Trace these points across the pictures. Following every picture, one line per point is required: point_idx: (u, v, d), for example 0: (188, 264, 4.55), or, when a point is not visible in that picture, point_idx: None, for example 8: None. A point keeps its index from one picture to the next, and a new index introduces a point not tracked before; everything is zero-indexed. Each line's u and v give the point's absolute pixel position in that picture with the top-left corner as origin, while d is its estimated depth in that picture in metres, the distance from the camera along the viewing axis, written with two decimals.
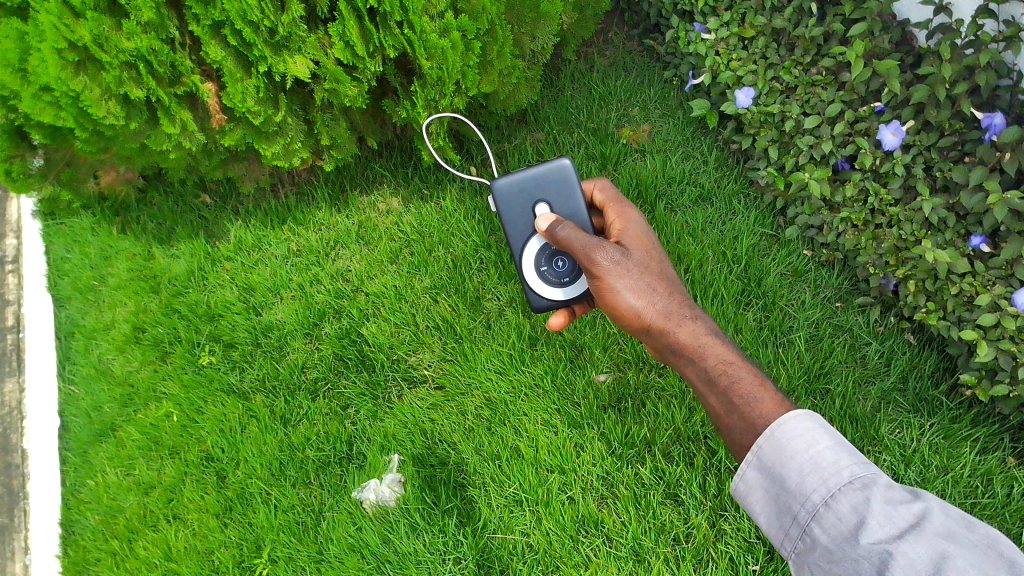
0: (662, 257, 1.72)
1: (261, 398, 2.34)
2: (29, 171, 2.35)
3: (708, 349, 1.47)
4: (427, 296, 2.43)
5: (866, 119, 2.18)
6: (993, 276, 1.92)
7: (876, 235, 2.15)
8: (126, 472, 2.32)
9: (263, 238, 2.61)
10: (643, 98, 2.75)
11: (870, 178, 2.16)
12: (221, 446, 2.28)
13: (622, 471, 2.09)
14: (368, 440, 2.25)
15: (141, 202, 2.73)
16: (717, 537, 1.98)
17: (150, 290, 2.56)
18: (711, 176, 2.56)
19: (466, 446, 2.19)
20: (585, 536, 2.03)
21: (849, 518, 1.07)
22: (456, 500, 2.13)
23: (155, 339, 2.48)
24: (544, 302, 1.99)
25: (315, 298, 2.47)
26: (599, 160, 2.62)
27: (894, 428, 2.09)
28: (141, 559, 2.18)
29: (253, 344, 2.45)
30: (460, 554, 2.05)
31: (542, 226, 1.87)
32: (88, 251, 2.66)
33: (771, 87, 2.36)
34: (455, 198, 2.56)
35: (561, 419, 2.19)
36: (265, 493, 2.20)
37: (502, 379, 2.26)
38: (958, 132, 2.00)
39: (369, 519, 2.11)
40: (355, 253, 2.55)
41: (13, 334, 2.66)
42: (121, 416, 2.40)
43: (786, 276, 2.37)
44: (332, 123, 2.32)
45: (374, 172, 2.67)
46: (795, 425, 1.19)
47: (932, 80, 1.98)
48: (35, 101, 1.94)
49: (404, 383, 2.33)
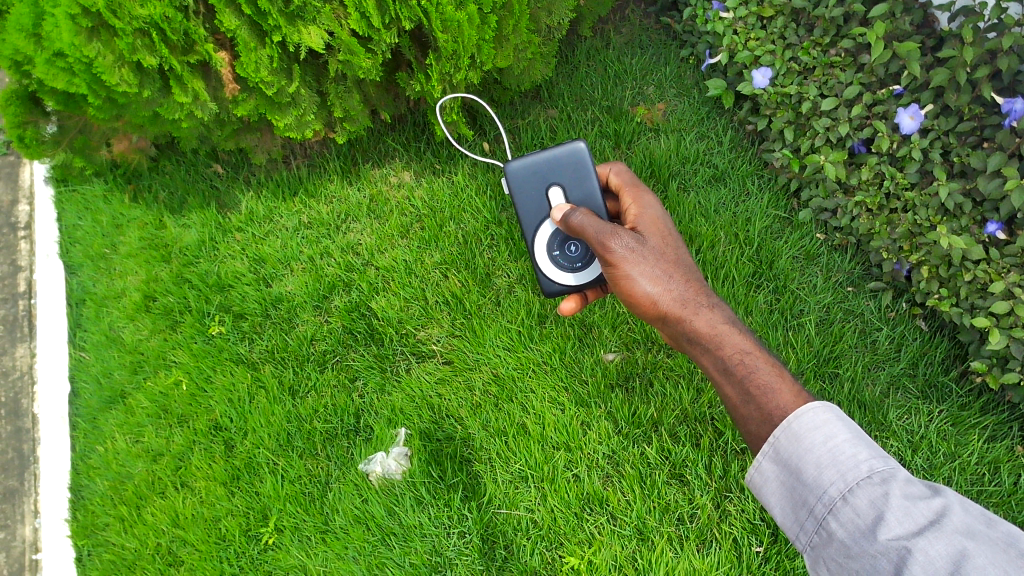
0: (678, 243, 1.70)
1: (270, 369, 2.34)
2: (42, 138, 2.35)
3: (725, 337, 1.46)
4: (437, 271, 2.42)
5: (885, 103, 2.15)
6: (1008, 264, 1.91)
7: (891, 220, 2.13)
8: (135, 439, 2.34)
9: (274, 210, 2.61)
10: (659, 76, 2.72)
11: (886, 161, 2.14)
12: (229, 416, 2.30)
13: (628, 450, 2.10)
14: (376, 414, 2.26)
15: (153, 170, 2.72)
16: (721, 518, 1.99)
17: (161, 259, 2.57)
18: (726, 156, 2.53)
19: (472, 422, 2.19)
20: (590, 514, 2.04)
21: (867, 512, 1.07)
22: (462, 474, 2.14)
23: (165, 307, 2.49)
24: (555, 287, 1.99)
25: (325, 271, 2.47)
26: (613, 139, 2.60)
27: (903, 414, 2.08)
28: (149, 525, 2.20)
29: (263, 315, 2.45)
30: (465, 528, 2.07)
31: (557, 217, 1.86)
32: (99, 218, 2.66)
33: (789, 68, 2.33)
34: (467, 173, 2.55)
35: (569, 397, 2.19)
36: (273, 463, 2.22)
37: (510, 355, 2.26)
38: (978, 117, 1.98)
39: (375, 492, 2.13)
40: (366, 227, 2.54)
41: (26, 300, 2.68)
42: (130, 383, 2.42)
43: (799, 259, 2.35)
44: (346, 95, 2.31)
45: (387, 145, 2.66)
46: (813, 417, 1.18)
47: (954, 64, 1.95)
48: (48, 67, 1.94)
49: (413, 358, 2.34)
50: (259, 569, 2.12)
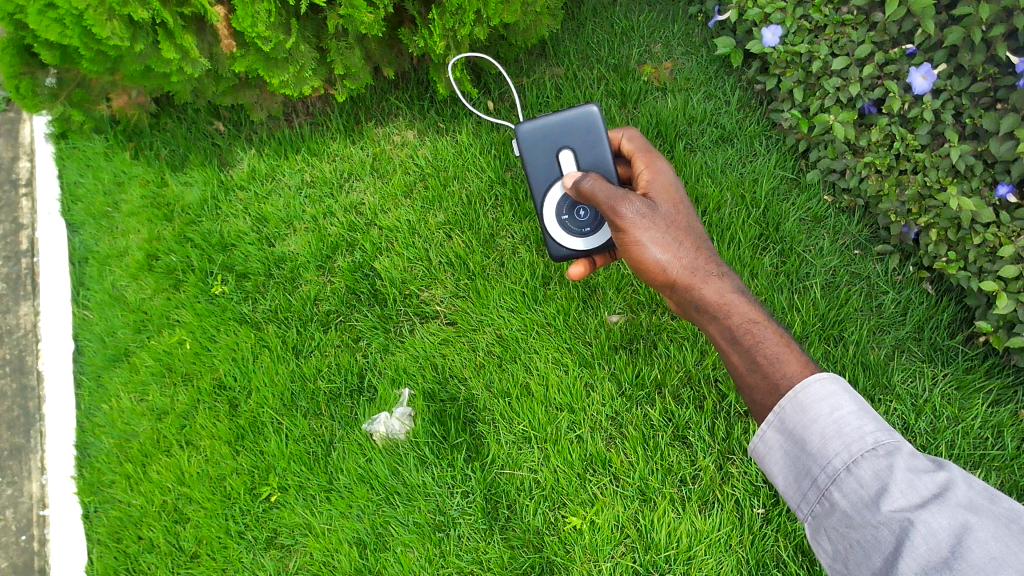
0: (690, 210, 1.69)
1: (273, 329, 2.35)
2: (38, 90, 2.31)
3: (733, 306, 1.45)
4: (441, 231, 2.41)
5: (897, 62, 2.11)
6: (1018, 227, 1.88)
7: (900, 182, 2.10)
8: (140, 398, 2.35)
9: (276, 168, 2.59)
10: (666, 33, 2.67)
11: (897, 123, 2.11)
12: (233, 374, 2.30)
13: (631, 411, 2.10)
14: (379, 373, 2.27)
15: (154, 127, 2.69)
16: (724, 480, 2.00)
17: (163, 218, 2.56)
18: (734, 117, 2.50)
19: (476, 382, 2.20)
20: (593, 475, 2.04)
21: (871, 484, 1.08)
22: (465, 435, 2.15)
23: (168, 267, 2.48)
24: (564, 252, 1.98)
25: (328, 230, 2.46)
26: (618, 98, 2.56)
27: (907, 377, 2.08)
28: (154, 482, 2.23)
29: (266, 275, 2.44)
30: (468, 488, 2.09)
31: (568, 184, 1.85)
32: (101, 175, 2.64)
33: (800, 26, 2.27)
34: (471, 132, 2.52)
35: (573, 358, 2.18)
36: (277, 423, 2.23)
37: (513, 317, 2.25)
38: (992, 78, 1.94)
39: (380, 451, 2.15)
40: (369, 185, 2.52)
41: (28, 257, 2.66)
42: (134, 342, 2.42)
43: (806, 221, 2.33)
44: (347, 51, 2.27)
45: (390, 103, 2.62)
46: (819, 388, 1.17)
47: (968, 22, 1.89)
48: (41, 18, 1.92)
49: (416, 318, 2.33)
50: (264, 527, 2.14)
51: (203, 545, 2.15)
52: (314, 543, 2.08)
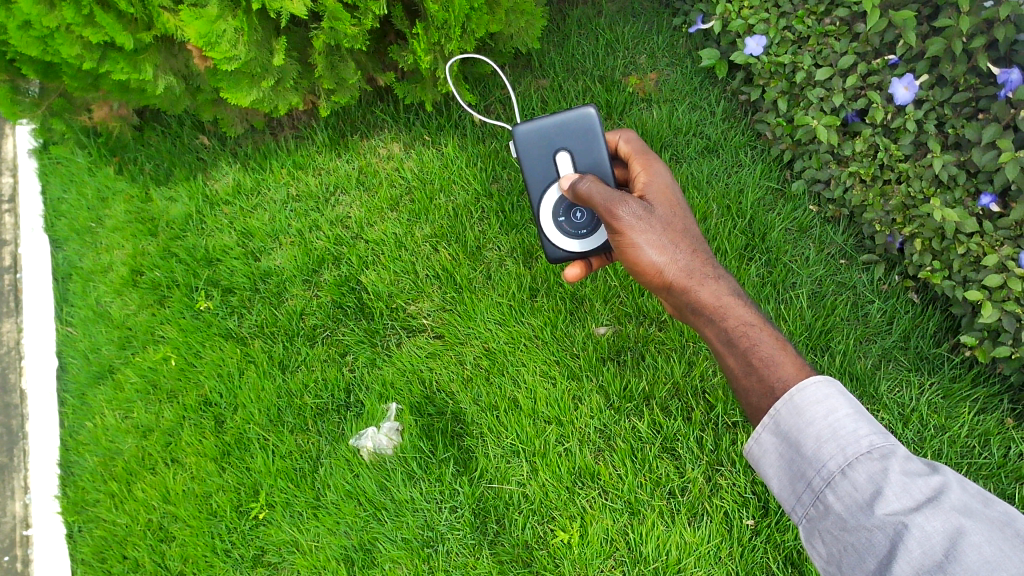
0: (685, 212, 1.69)
1: (259, 344, 2.33)
2: (18, 98, 2.31)
3: (729, 308, 1.45)
4: (427, 244, 2.40)
5: (879, 72, 2.12)
6: (1001, 236, 1.90)
7: (884, 192, 2.12)
8: (125, 415, 2.33)
9: (261, 181, 2.58)
10: (651, 45, 2.68)
11: (880, 133, 2.12)
12: (219, 391, 2.28)
13: (619, 424, 2.10)
14: (366, 388, 2.25)
15: (138, 141, 2.67)
16: (712, 492, 2.00)
17: (148, 233, 2.54)
18: (719, 127, 2.51)
19: (464, 396, 2.18)
20: (582, 488, 2.04)
21: (865, 487, 1.08)
22: (454, 449, 2.14)
23: (153, 282, 2.46)
24: (560, 253, 1.97)
25: (314, 245, 2.45)
26: (604, 109, 2.57)
27: (893, 386, 2.08)
28: (140, 500, 2.20)
29: (251, 289, 2.43)
30: (457, 503, 2.07)
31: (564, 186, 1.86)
32: (84, 191, 2.62)
33: (783, 37, 2.28)
34: (457, 145, 2.52)
35: (561, 370, 2.18)
36: (263, 439, 2.21)
37: (501, 329, 2.24)
38: (974, 87, 1.95)
39: (367, 467, 2.13)
40: (355, 200, 2.51)
41: (11, 275, 2.64)
42: (118, 358, 2.40)
43: (792, 231, 2.33)
44: (333, 66, 2.27)
45: (375, 116, 2.62)
46: (815, 390, 1.17)
47: (949, 34, 1.90)
48: (21, 35, 1.97)
49: (403, 332, 2.33)
50: (251, 545, 2.12)
51: (189, 564, 2.12)
52: (301, 560, 2.06)
